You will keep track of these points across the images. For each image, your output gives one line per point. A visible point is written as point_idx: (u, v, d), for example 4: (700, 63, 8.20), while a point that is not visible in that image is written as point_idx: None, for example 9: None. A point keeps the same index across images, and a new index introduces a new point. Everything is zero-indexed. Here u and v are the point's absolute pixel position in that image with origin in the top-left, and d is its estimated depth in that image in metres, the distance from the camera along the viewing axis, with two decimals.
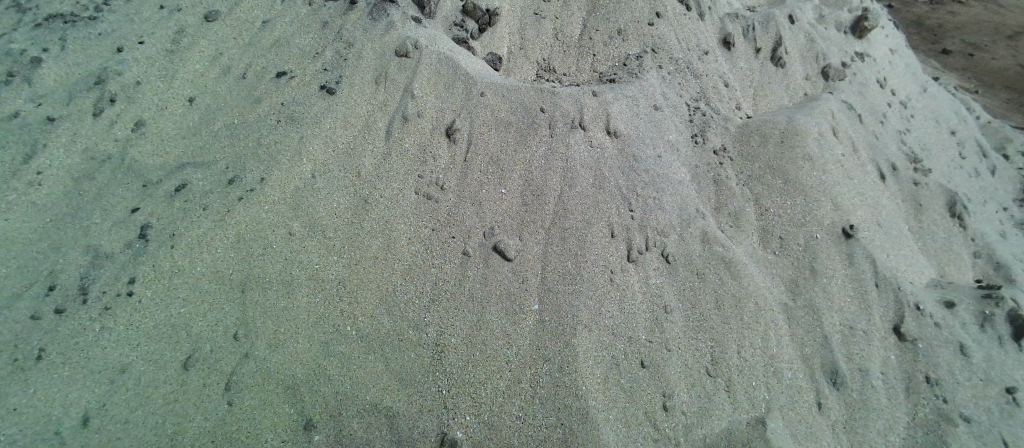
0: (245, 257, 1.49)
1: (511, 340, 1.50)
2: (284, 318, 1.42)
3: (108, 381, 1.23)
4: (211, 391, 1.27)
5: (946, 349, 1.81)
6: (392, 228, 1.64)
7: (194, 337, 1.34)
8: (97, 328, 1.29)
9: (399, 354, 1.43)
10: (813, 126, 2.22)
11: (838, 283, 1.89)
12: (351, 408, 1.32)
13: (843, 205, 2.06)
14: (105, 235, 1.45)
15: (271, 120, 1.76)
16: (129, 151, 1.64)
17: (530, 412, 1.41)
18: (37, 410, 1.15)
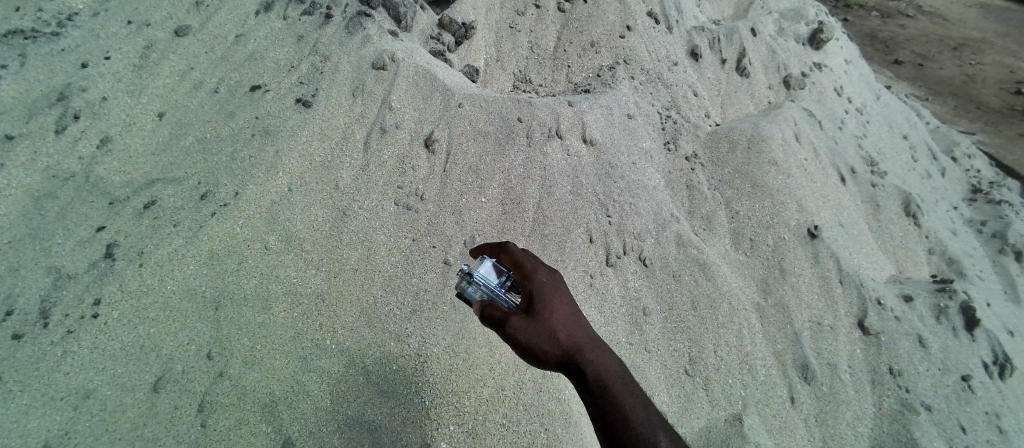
0: (219, 273, 1.46)
1: (494, 348, 1.52)
2: (261, 334, 1.39)
3: (70, 408, 1.17)
4: (183, 413, 1.22)
5: (907, 341, 1.90)
6: (371, 240, 1.63)
7: (165, 358, 1.29)
8: (59, 352, 1.23)
9: (380, 366, 1.41)
10: (777, 133, 2.33)
11: (805, 281, 1.97)
12: (331, 425, 1.30)
13: (808, 207, 2.16)
14: (68, 255, 1.39)
15: (245, 134, 1.73)
16: (94, 168, 1.58)
17: (514, 419, 1.42)
18: None
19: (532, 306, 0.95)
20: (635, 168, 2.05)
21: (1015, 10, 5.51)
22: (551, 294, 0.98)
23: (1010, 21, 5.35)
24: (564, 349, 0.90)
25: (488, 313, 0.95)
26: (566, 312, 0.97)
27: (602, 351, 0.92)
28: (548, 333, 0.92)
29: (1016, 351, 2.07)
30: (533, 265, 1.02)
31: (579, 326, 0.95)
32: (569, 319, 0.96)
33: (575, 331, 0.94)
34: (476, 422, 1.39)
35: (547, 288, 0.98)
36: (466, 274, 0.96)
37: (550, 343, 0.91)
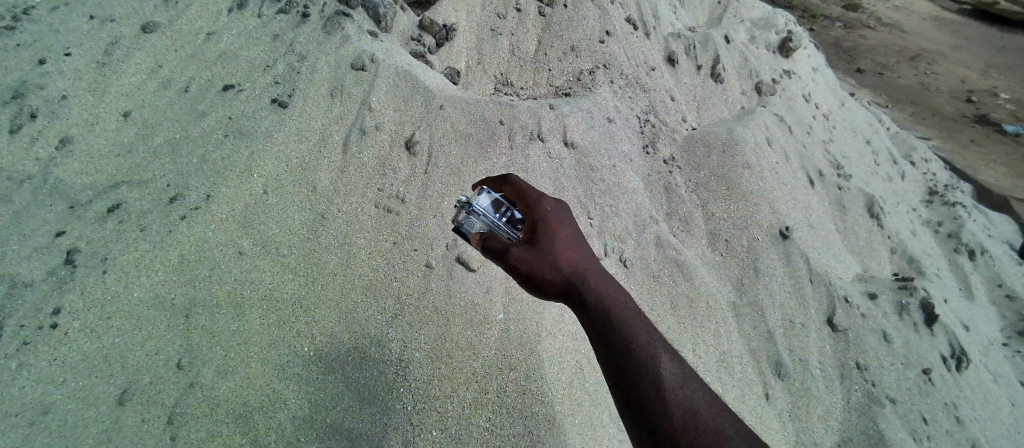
0: (189, 279, 1.40)
1: (476, 351, 1.51)
2: (235, 342, 1.34)
3: (24, 425, 1.08)
4: (150, 426, 1.17)
5: (873, 338, 1.98)
6: (350, 243, 1.60)
7: (131, 369, 1.23)
8: (13, 366, 1.15)
9: (360, 373, 1.39)
10: (750, 137, 2.40)
11: (779, 281, 2.03)
12: (310, 433, 1.26)
13: (780, 210, 2.23)
14: (23, 261, 1.30)
15: (217, 135, 1.68)
16: (52, 170, 1.50)
17: (498, 422, 1.41)
18: None
19: (533, 235, 0.98)
20: (615, 170, 2.07)
21: (964, 23, 5.86)
22: (554, 224, 1.01)
23: (959, 33, 5.69)
24: (565, 275, 0.93)
25: (490, 244, 1.00)
26: (568, 239, 0.99)
27: (604, 276, 0.95)
28: (548, 262, 0.95)
29: (971, 344, 2.19)
30: (538, 195, 1.06)
31: (581, 251, 0.98)
32: (571, 246, 0.98)
33: (577, 259, 0.96)
34: (459, 427, 1.37)
35: (549, 216, 1.02)
36: (461, 205, 1.02)
37: (551, 269, 0.94)
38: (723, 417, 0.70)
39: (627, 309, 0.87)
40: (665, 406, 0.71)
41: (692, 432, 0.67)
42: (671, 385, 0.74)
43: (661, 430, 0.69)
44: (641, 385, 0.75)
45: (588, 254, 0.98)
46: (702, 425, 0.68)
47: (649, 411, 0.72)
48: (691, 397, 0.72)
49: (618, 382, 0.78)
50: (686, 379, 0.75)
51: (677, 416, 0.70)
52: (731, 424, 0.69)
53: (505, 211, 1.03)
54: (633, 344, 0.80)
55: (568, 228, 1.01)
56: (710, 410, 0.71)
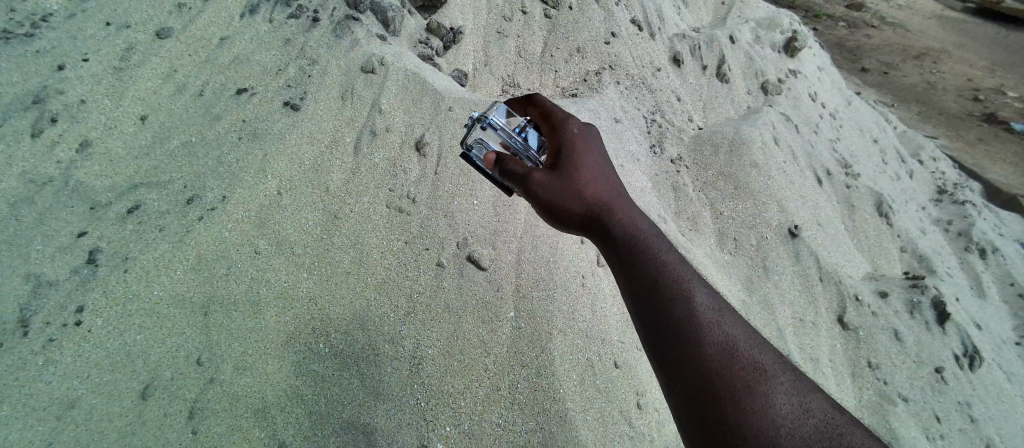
0: (208, 278, 1.43)
1: (488, 349, 1.53)
2: (252, 339, 1.37)
3: (53, 418, 1.12)
4: (173, 421, 1.20)
5: (883, 336, 1.99)
6: (363, 242, 1.62)
7: (153, 365, 1.26)
8: (40, 362, 1.18)
9: (375, 369, 1.42)
10: (757, 136, 2.41)
11: (787, 279, 2.04)
12: (326, 429, 1.30)
13: (788, 208, 2.24)
14: (47, 262, 1.33)
15: (232, 137, 1.70)
16: (73, 172, 1.52)
17: (510, 419, 1.44)
18: None
19: (561, 167, 1.07)
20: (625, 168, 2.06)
21: (969, 22, 5.84)
22: (577, 151, 1.10)
23: (963, 32, 5.67)
24: (587, 205, 1.03)
25: (513, 168, 1.08)
26: (597, 176, 1.08)
27: (622, 205, 1.05)
28: (570, 192, 1.04)
29: (982, 342, 2.18)
30: (565, 119, 1.17)
31: (610, 188, 1.07)
32: (602, 183, 1.07)
33: (597, 188, 1.06)
34: (471, 423, 1.40)
35: (578, 152, 1.10)
36: (475, 119, 1.12)
37: (580, 203, 1.03)
38: (758, 352, 0.83)
39: (660, 246, 0.97)
40: (703, 340, 0.83)
41: (728, 362, 0.80)
42: (708, 320, 0.86)
43: (694, 356, 0.82)
44: (680, 320, 0.86)
45: (617, 190, 1.08)
46: (737, 354, 0.82)
47: (687, 345, 0.83)
48: (727, 333, 0.85)
49: (650, 310, 0.89)
50: (720, 314, 0.88)
51: (716, 352, 0.82)
52: (767, 359, 0.82)
53: (520, 124, 1.16)
54: (664, 278, 0.92)
55: (596, 161, 1.10)
56: (745, 346, 0.84)
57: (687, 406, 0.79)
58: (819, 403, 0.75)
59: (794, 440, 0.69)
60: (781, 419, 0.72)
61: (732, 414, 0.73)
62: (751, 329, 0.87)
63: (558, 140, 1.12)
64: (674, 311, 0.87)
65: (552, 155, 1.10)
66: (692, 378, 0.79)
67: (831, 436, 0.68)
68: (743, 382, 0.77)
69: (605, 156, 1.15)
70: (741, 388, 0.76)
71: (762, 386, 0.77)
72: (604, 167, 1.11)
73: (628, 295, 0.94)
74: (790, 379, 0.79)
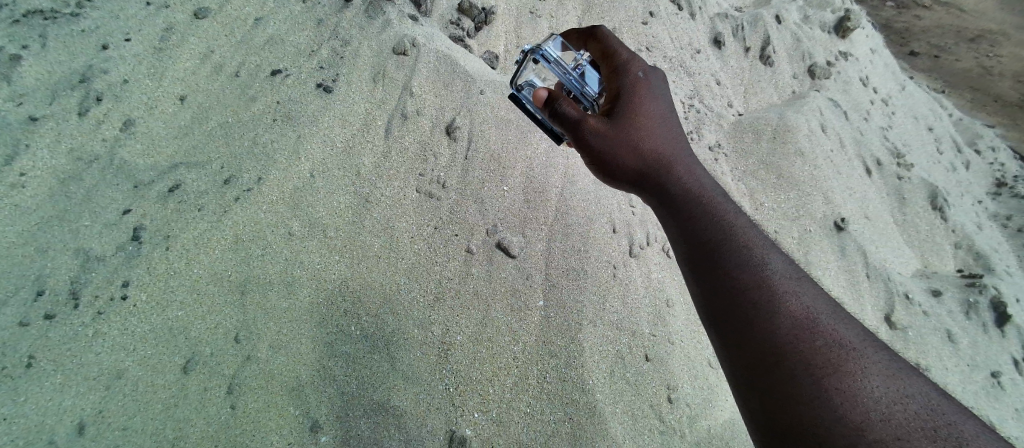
0: (244, 258, 1.46)
1: (517, 336, 1.52)
2: (287, 319, 1.40)
3: (103, 387, 1.19)
4: (212, 395, 1.26)
5: (934, 336, 1.90)
6: (393, 227, 1.62)
7: (194, 340, 1.31)
8: (90, 334, 1.24)
9: (405, 353, 1.43)
10: (803, 123, 2.29)
11: (831, 273, 1.95)
12: (358, 408, 1.34)
13: (833, 200, 2.14)
14: (95, 237, 1.38)
15: (267, 119, 1.71)
16: (118, 150, 1.55)
17: (537, 408, 1.44)
18: (29, 420, 1.12)
19: (619, 118, 1.08)
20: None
21: None
22: (638, 101, 1.11)
23: None
24: (646, 163, 1.07)
25: (566, 110, 1.07)
26: (658, 135, 1.10)
27: (682, 166, 1.09)
28: (629, 145, 1.07)
29: None
30: (629, 61, 1.16)
31: (671, 151, 1.10)
32: (662, 142, 1.10)
33: (655, 145, 1.09)
34: (500, 410, 1.41)
35: (639, 102, 1.10)
36: (527, 52, 1.20)
37: (636, 160, 1.07)
38: (843, 328, 0.83)
39: (725, 214, 1.02)
40: (778, 312, 0.85)
41: (807, 336, 0.81)
42: (784, 292, 0.88)
43: (765, 325, 0.85)
44: (749, 290, 0.89)
45: (678, 153, 1.11)
46: (821, 329, 0.82)
47: (758, 316, 0.86)
48: (806, 306, 0.86)
49: (715, 271, 0.94)
50: (799, 285, 0.89)
51: (793, 326, 0.83)
52: (853, 336, 0.82)
53: (575, 60, 1.23)
54: (729, 242, 0.96)
55: (657, 115, 1.12)
56: (829, 321, 0.84)
57: (758, 384, 0.82)
58: (920, 388, 0.73)
59: (890, 425, 0.68)
60: (874, 404, 0.71)
61: (813, 392, 0.75)
62: (832, 303, 0.88)
63: (618, 87, 1.12)
64: (741, 281, 0.91)
65: (610, 104, 1.11)
66: (763, 353, 0.82)
67: (935, 424, 0.67)
68: (827, 362, 0.78)
69: (667, 113, 1.15)
70: (824, 366, 0.77)
71: (849, 366, 0.77)
72: (666, 127, 1.13)
73: (690, 264, 1.00)
74: (884, 359, 0.78)
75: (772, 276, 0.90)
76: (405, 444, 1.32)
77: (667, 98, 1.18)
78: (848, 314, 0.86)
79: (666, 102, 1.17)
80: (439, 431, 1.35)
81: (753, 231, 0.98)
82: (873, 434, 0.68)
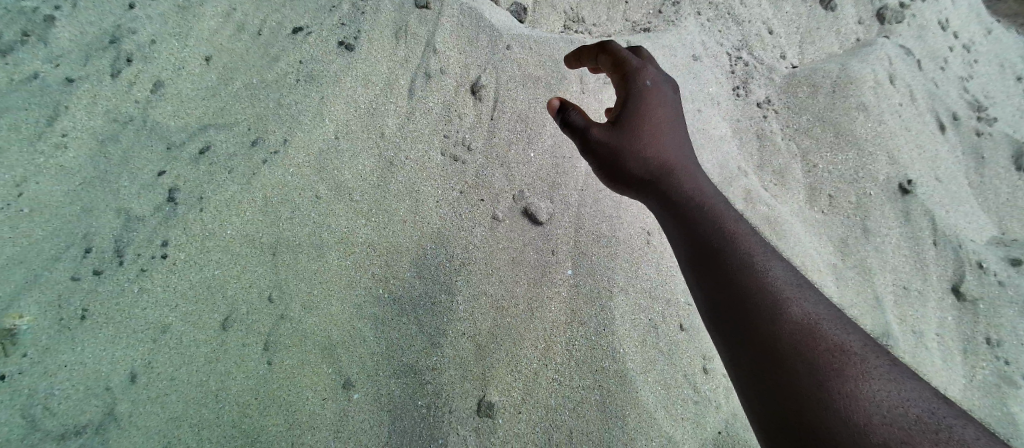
0: (274, 221, 1.47)
1: (546, 303, 1.48)
2: (317, 281, 1.41)
3: (150, 340, 1.25)
4: (250, 351, 1.30)
5: (1012, 309, 1.72)
6: (418, 191, 1.59)
7: (230, 299, 1.35)
8: (136, 289, 1.29)
9: (433, 318, 1.43)
10: (868, 73, 2.05)
11: (891, 241, 1.79)
12: (387, 369, 1.36)
13: (899, 160, 1.93)
14: (134, 198, 1.40)
15: (290, 80, 1.68)
16: (150, 111, 1.55)
17: (566, 375, 1.41)
18: (87, 366, 1.19)
19: (625, 124, 1.10)
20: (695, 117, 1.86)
21: None
22: (647, 108, 1.12)
23: None
24: (650, 169, 1.07)
25: (575, 117, 1.13)
26: (660, 139, 1.10)
27: (684, 170, 1.08)
28: (635, 150, 1.08)
29: None
30: (638, 67, 1.17)
31: (674, 157, 1.09)
32: (666, 147, 1.10)
33: (658, 149, 1.09)
34: (529, 376, 1.39)
35: (647, 108, 1.11)
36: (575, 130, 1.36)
37: (636, 165, 1.08)
38: (844, 333, 0.82)
39: (726, 219, 1.00)
40: (779, 318, 0.84)
41: (808, 341, 0.80)
42: (786, 298, 0.86)
43: (766, 329, 0.83)
44: (750, 294, 0.88)
45: (680, 158, 1.10)
46: (823, 336, 0.81)
47: (760, 319, 0.85)
48: (807, 312, 0.84)
49: (716, 275, 0.93)
50: (799, 291, 0.88)
51: (795, 331, 0.82)
52: (855, 341, 0.81)
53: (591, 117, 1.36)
54: (729, 247, 0.95)
55: (667, 121, 1.12)
56: (830, 326, 0.83)
57: (760, 383, 0.82)
58: (918, 391, 0.73)
59: (892, 427, 0.69)
60: (875, 406, 0.71)
61: (815, 394, 0.74)
62: (833, 308, 0.87)
63: (628, 92, 1.14)
64: (744, 286, 0.89)
65: (618, 112, 1.12)
66: (764, 353, 0.82)
67: (931, 427, 0.68)
68: (830, 366, 0.77)
69: (677, 118, 1.15)
70: (827, 369, 0.76)
71: (852, 368, 0.76)
72: (672, 132, 1.13)
73: (693, 267, 0.98)
74: (885, 363, 0.78)
75: (774, 283, 0.89)
76: (433, 405, 1.33)
77: (678, 105, 1.18)
78: (850, 319, 0.86)
79: (676, 110, 1.16)
80: (468, 395, 1.34)
81: (755, 238, 0.97)
82: (877, 435, 0.68)
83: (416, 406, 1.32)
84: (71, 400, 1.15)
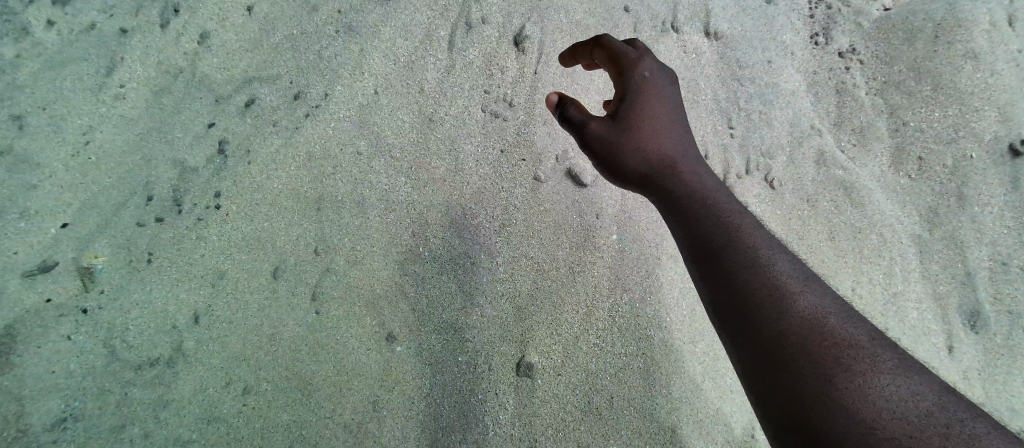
0: (318, 175, 1.48)
1: (585, 268, 1.53)
2: (360, 237, 1.45)
3: (209, 285, 1.31)
4: (300, 301, 1.37)
5: None
6: (457, 150, 1.60)
7: (280, 249, 1.39)
8: (194, 236, 1.33)
9: (474, 279, 1.48)
10: (980, 14, 1.85)
11: (992, 212, 1.77)
12: (427, 325, 1.43)
13: (1010, 116, 1.80)
14: (187, 149, 1.39)
15: (329, 30, 1.62)
16: (200, 66, 1.47)
17: (606, 341, 1.47)
18: (154, 307, 1.24)
19: (622, 119, 1.11)
20: (737, 95, 1.83)
21: None
22: (644, 101, 1.12)
23: None
24: (650, 165, 1.09)
25: (571, 113, 1.16)
26: (659, 135, 1.11)
27: (686, 166, 1.10)
28: (634, 145, 1.09)
29: None
30: (634, 60, 1.16)
31: (674, 153, 1.11)
32: (665, 143, 1.11)
33: (657, 144, 1.10)
34: (570, 341, 1.45)
35: (644, 102, 1.11)
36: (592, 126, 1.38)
37: (636, 160, 1.09)
38: (850, 328, 0.81)
39: (727, 214, 1.00)
40: (780, 316, 0.83)
41: (810, 337, 0.79)
42: (786, 295, 0.86)
43: (767, 327, 0.83)
44: (750, 292, 0.87)
45: (680, 154, 1.11)
46: (825, 331, 0.79)
47: (760, 318, 0.84)
48: (808, 308, 0.84)
49: (714, 272, 0.93)
50: (801, 286, 0.87)
51: (796, 327, 0.81)
52: (863, 335, 0.79)
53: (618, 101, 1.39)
54: (728, 243, 0.95)
55: (666, 115, 1.13)
56: (836, 321, 0.81)
57: (760, 383, 0.81)
58: (928, 386, 0.71)
59: (902, 424, 0.66)
60: (883, 402, 0.69)
61: (819, 391, 0.73)
62: (838, 303, 0.86)
63: (624, 86, 1.13)
64: (743, 284, 0.89)
65: (616, 106, 1.13)
66: (764, 353, 0.81)
67: (945, 422, 0.66)
68: (835, 362, 0.75)
69: (677, 113, 1.16)
70: (833, 365, 0.75)
71: (860, 364, 0.75)
72: (672, 128, 1.14)
73: (693, 264, 0.99)
74: (894, 358, 0.76)
75: (773, 279, 0.88)
76: (472, 362, 1.41)
77: (677, 99, 1.17)
78: (857, 314, 0.85)
79: (675, 106, 1.16)
80: (509, 354, 1.42)
81: (755, 233, 0.97)
82: (887, 432, 0.66)
83: (455, 361, 1.41)
84: (142, 336, 1.21)
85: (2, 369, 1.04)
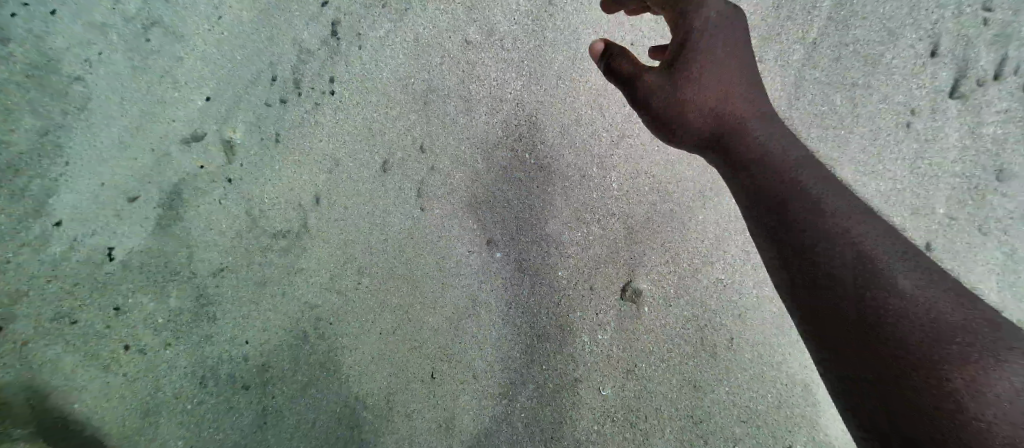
0: (425, 67, 1.55)
1: (680, 175, 1.66)
2: (462, 135, 1.58)
3: (326, 169, 1.50)
4: (405, 196, 1.55)
5: None
6: (570, 45, 1.62)
7: (387, 142, 1.54)
8: (314, 122, 1.48)
9: (576, 188, 1.64)
10: None
11: None
12: (528, 236, 1.63)
13: None
14: (304, 29, 1.45)
15: None
16: None
17: (695, 255, 1.65)
18: (285, 181, 1.46)
19: (678, 68, 0.97)
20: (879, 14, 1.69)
21: None
22: (704, 40, 0.94)
23: None
24: (716, 120, 0.97)
25: (620, 66, 1.05)
26: (722, 79, 0.96)
27: (755, 116, 0.95)
28: (698, 98, 0.96)
29: None
30: None
31: (739, 99, 0.96)
32: (730, 87, 0.96)
33: (722, 92, 0.96)
34: (664, 255, 1.64)
35: (701, 40, 0.94)
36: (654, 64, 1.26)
37: (699, 116, 0.97)
38: (956, 320, 0.68)
39: (807, 177, 0.85)
40: (866, 314, 0.71)
41: (910, 342, 0.67)
42: (879, 289, 0.71)
43: (855, 332, 0.72)
44: (830, 288, 0.75)
45: (745, 100, 0.96)
46: (932, 331, 0.67)
47: (844, 320, 0.74)
48: (908, 304, 0.69)
49: (789, 261, 0.82)
50: (897, 270, 0.72)
51: (891, 332, 0.69)
52: (972, 323, 0.67)
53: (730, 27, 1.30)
54: (812, 217, 0.80)
55: (727, 50, 0.96)
56: (938, 313, 0.68)
57: (851, 389, 0.73)
58: None
59: None
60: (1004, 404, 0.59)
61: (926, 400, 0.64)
62: (944, 288, 0.71)
63: (674, 24, 0.96)
64: (823, 279, 0.76)
65: (674, 50, 0.97)
66: (855, 360, 0.72)
67: None
68: (937, 364, 0.65)
69: (741, 43, 0.97)
70: (936, 366, 0.65)
71: (968, 356, 0.64)
72: (735, 67, 0.97)
73: (766, 247, 0.87)
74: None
75: (859, 267, 0.73)
76: (573, 275, 1.63)
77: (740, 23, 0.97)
78: (964, 294, 0.71)
79: (738, 34, 0.96)
80: (616, 276, 1.63)
81: (824, 187, 0.83)
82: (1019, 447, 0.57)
83: (558, 273, 1.63)
84: (275, 208, 1.44)
85: (174, 221, 1.29)
